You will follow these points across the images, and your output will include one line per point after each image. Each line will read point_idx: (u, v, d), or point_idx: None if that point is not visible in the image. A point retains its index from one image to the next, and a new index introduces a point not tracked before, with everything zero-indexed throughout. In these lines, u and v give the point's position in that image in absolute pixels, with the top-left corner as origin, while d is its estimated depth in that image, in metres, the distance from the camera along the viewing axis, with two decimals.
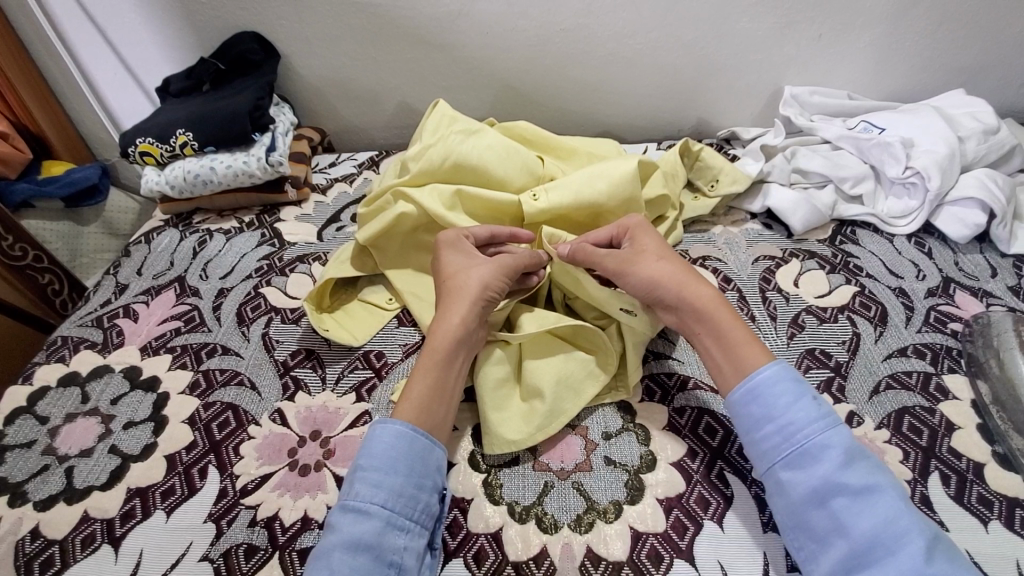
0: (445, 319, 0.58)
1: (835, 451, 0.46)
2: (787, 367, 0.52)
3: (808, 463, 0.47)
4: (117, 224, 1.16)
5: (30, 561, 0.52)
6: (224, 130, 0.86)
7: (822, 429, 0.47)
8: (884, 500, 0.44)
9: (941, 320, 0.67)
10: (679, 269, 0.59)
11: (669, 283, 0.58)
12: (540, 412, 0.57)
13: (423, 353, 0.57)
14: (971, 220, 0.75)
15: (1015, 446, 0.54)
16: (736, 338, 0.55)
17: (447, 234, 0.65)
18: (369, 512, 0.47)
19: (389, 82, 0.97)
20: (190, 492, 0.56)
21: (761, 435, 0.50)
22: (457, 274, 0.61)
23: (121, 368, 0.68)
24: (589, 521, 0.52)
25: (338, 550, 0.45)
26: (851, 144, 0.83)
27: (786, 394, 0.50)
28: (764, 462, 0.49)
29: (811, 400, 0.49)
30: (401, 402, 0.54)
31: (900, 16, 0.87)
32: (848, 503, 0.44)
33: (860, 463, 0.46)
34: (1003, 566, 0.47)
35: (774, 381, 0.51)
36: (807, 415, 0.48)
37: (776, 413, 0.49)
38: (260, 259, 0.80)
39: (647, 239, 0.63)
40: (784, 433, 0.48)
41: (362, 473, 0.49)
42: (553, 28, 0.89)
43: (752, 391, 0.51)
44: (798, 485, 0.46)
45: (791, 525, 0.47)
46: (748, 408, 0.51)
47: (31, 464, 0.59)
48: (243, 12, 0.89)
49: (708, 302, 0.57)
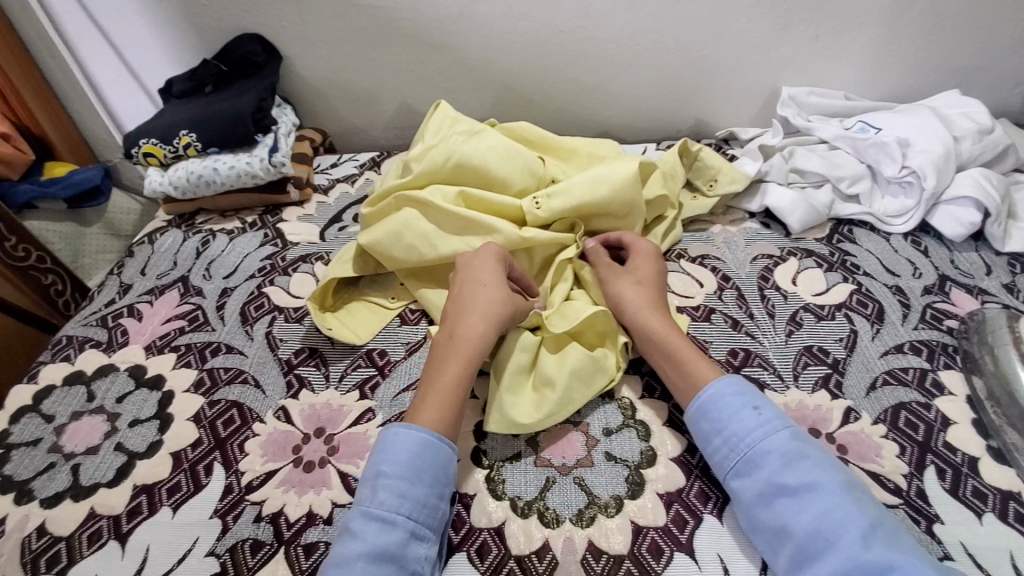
0: (474, 330, 0.58)
1: (776, 455, 0.49)
2: (735, 384, 0.54)
3: (752, 470, 0.49)
4: (119, 226, 1.17)
5: (37, 558, 0.53)
6: (227, 131, 0.87)
7: (764, 436, 0.50)
8: (824, 496, 0.46)
9: (937, 318, 0.68)
10: (646, 302, 0.63)
11: (634, 311, 0.62)
12: (551, 400, 0.58)
13: (449, 361, 0.57)
14: (966, 219, 0.76)
15: (1010, 440, 0.55)
16: (686, 360, 0.58)
17: (493, 250, 0.65)
18: (394, 522, 0.48)
19: (390, 83, 0.98)
20: (196, 489, 0.56)
21: (709, 447, 0.52)
22: (493, 289, 0.61)
23: (126, 367, 0.68)
24: (590, 516, 0.52)
25: (362, 560, 0.46)
26: (848, 144, 0.85)
27: (729, 408, 0.52)
28: (718, 472, 0.51)
29: (753, 410, 0.52)
30: (422, 406, 0.55)
31: (897, 17, 0.88)
32: (790, 502, 0.46)
33: (803, 463, 0.48)
34: (999, 559, 0.48)
35: (718, 396, 0.53)
36: (748, 425, 0.51)
37: (721, 426, 0.52)
38: (263, 258, 0.81)
39: (647, 268, 0.67)
40: (729, 443, 0.51)
41: (387, 481, 0.49)
42: (553, 29, 0.90)
43: (701, 408, 0.54)
44: (746, 490, 0.49)
45: (748, 528, 0.48)
46: (696, 424, 0.54)
47: (38, 462, 0.60)
48: (247, 15, 0.90)
49: (667, 330, 0.60)
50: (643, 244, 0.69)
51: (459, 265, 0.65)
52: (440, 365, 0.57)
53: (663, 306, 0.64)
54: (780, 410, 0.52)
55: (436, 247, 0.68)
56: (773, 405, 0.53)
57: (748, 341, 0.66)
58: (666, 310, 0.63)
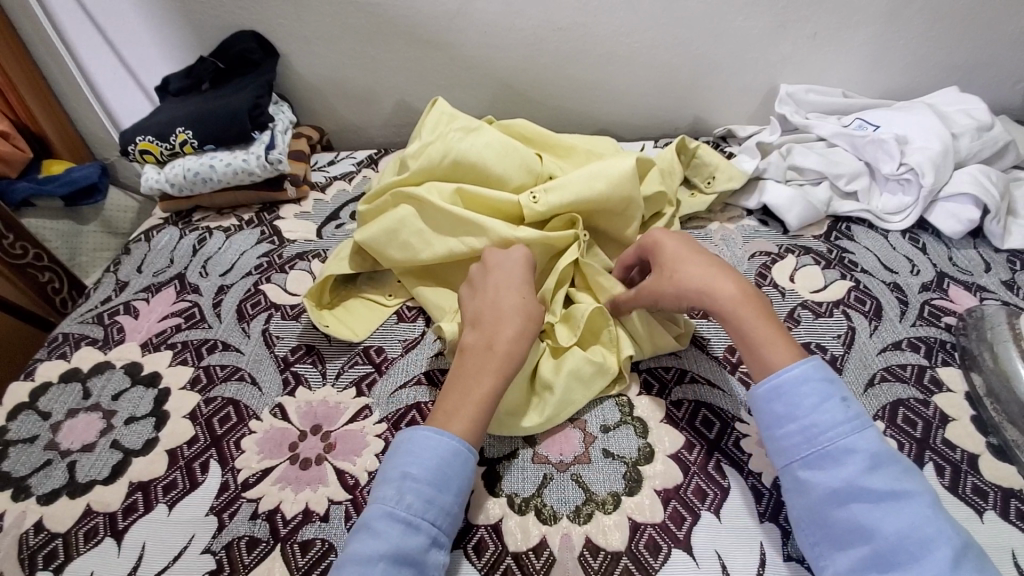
0: (515, 344, 0.55)
1: (861, 454, 0.45)
2: (819, 367, 0.49)
3: (830, 464, 0.46)
4: (116, 224, 1.17)
5: (34, 555, 0.52)
6: (224, 129, 0.87)
7: (849, 433, 0.46)
8: (910, 506, 0.43)
9: (935, 314, 0.68)
10: (706, 269, 0.56)
11: (696, 281, 0.55)
12: (551, 403, 0.58)
13: (484, 369, 0.54)
14: (965, 215, 0.76)
15: (1010, 437, 0.55)
16: (762, 335, 0.52)
17: (521, 255, 0.63)
18: (418, 526, 0.47)
19: (388, 81, 0.97)
20: (192, 486, 0.56)
21: (782, 433, 0.48)
22: (532, 303, 0.59)
23: (122, 364, 0.68)
24: (588, 512, 0.52)
25: (383, 561, 0.44)
26: (846, 141, 0.85)
27: (812, 397, 0.48)
28: (783, 458, 0.48)
29: (840, 402, 0.47)
30: (458, 417, 0.52)
31: (895, 14, 0.88)
32: (869, 505, 0.43)
33: (889, 468, 0.45)
34: (997, 554, 0.48)
35: (799, 383, 0.49)
36: (833, 418, 0.47)
37: (799, 414, 0.48)
38: (260, 256, 0.81)
39: (672, 243, 0.59)
40: (808, 434, 0.47)
41: (415, 485, 0.48)
42: (551, 26, 0.89)
43: (775, 389, 0.49)
44: (819, 485, 0.46)
45: (808, 521, 0.46)
46: (769, 410, 0.49)
47: (34, 459, 0.60)
48: (245, 12, 0.90)
49: (736, 300, 0.54)
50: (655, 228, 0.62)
51: (488, 268, 0.62)
52: (477, 375, 0.54)
53: (724, 264, 0.57)
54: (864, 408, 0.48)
55: (432, 246, 0.68)
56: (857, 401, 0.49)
57: None
58: (727, 266, 0.57)
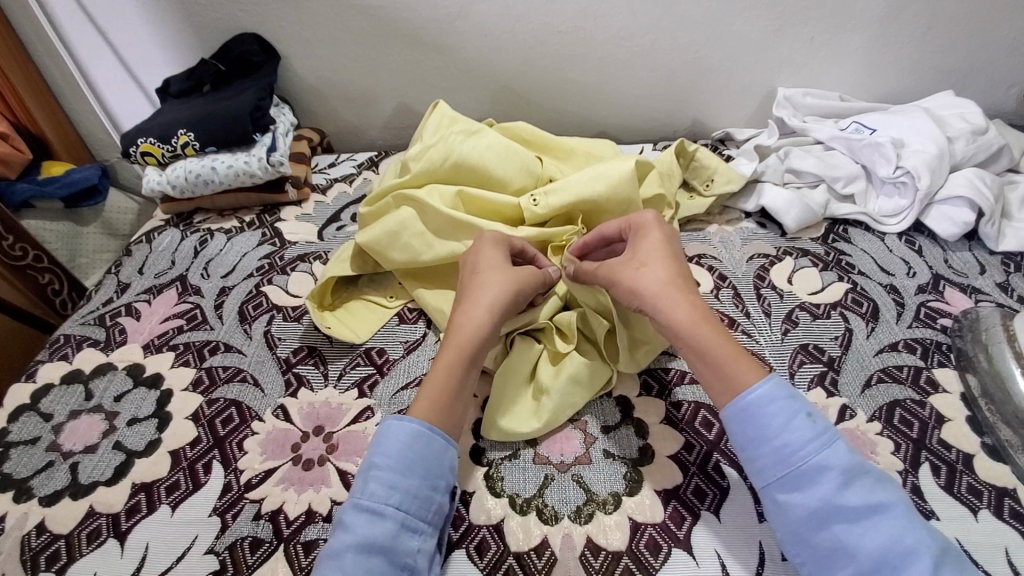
0: (469, 321, 0.58)
1: (835, 471, 0.45)
2: (781, 385, 0.50)
3: (806, 484, 0.46)
4: (116, 225, 1.17)
5: (36, 556, 0.53)
6: (225, 131, 0.87)
7: (820, 449, 0.46)
8: (888, 518, 0.43)
9: (931, 316, 0.69)
10: (669, 278, 0.56)
11: (659, 290, 0.56)
12: (548, 407, 0.58)
13: (442, 352, 0.57)
14: (960, 218, 0.77)
15: (1004, 437, 0.56)
16: (723, 354, 0.52)
17: (490, 234, 0.65)
18: (384, 513, 0.47)
19: (389, 84, 0.98)
20: (195, 487, 0.56)
21: (755, 455, 0.48)
22: (490, 273, 0.61)
23: (124, 366, 0.68)
24: (589, 512, 0.53)
25: (351, 551, 0.45)
26: (843, 145, 0.85)
27: (780, 415, 0.48)
28: (761, 480, 0.48)
29: (806, 418, 0.47)
30: (418, 398, 0.54)
31: (891, 18, 0.89)
32: (850, 523, 0.43)
33: (862, 482, 0.45)
34: (993, 553, 0.49)
35: (767, 401, 0.49)
36: (803, 436, 0.47)
37: (771, 434, 0.48)
38: (261, 257, 0.81)
39: (647, 245, 0.60)
40: (780, 455, 0.47)
41: (376, 472, 0.49)
42: (551, 30, 0.90)
43: (746, 410, 0.49)
44: (799, 506, 0.45)
45: (792, 542, 0.46)
46: (741, 429, 0.49)
47: (36, 461, 0.60)
48: (246, 15, 0.90)
49: (694, 314, 0.54)
50: (648, 214, 0.63)
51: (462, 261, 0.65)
52: (437, 359, 0.57)
53: (686, 279, 0.57)
54: (828, 418, 0.49)
55: (433, 248, 0.69)
56: (821, 413, 0.49)
57: (744, 339, 0.67)
58: (689, 283, 0.57)
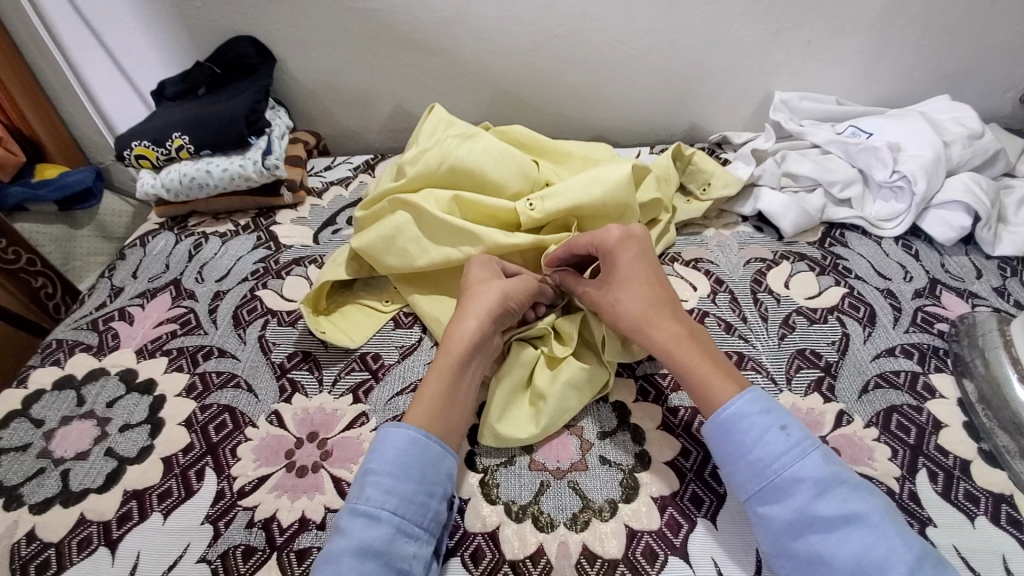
0: (462, 330, 0.58)
1: (808, 482, 0.45)
2: (757, 399, 0.50)
3: (782, 496, 0.46)
4: (111, 228, 1.16)
5: (26, 565, 0.52)
6: (219, 134, 0.86)
7: (793, 461, 0.46)
8: (863, 528, 0.43)
9: (928, 320, 0.68)
10: (643, 304, 0.58)
11: (633, 319, 0.57)
12: (545, 412, 0.58)
13: (436, 363, 0.57)
14: (956, 222, 0.76)
15: (1001, 443, 0.55)
16: (699, 375, 0.53)
17: (479, 254, 0.66)
18: (380, 517, 0.47)
19: (385, 86, 0.98)
20: (187, 494, 0.56)
21: (733, 470, 0.49)
22: (478, 286, 0.62)
23: (116, 371, 0.68)
24: (585, 519, 0.52)
25: (347, 554, 0.45)
26: (840, 148, 0.85)
27: (753, 430, 0.48)
28: (741, 494, 0.48)
29: (780, 431, 0.47)
30: (413, 405, 0.55)
31: (888, 22, 0.89)
32: (825, 533, 0.43)
33: (837, 491, 0.44)
34: (989, 560, 0.49)
35: (740, 418, 0.49)
36: (776, 448, 0.47)
37: (746, 450, 0.48)
38: (256, 261, 0.81)
39: (624, 266, 0.60)
40: (755, 469, 0.47)
41: (374, 478, 0.49)
42: (547, 34, 0.90)
43: (722, 428, 0.50)
44: (777, 518, 0.45)
45: (776, 554, 0.46)
46: (717, 446, 0.50)
47: (26, 468, 0.59)
48: (240, 17, 0.90)
49: (671, 340, 0.56)
50: (613, 231, 0.62)
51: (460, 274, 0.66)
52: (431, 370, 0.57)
53: (664, 300, 0.59)
54: (807, 428, 0.48)
55: (429, 253, 0.69)
56: (800, 423, 0.49)
57: (741, 344, 0.67)
58: (668, 304, 0.58)
